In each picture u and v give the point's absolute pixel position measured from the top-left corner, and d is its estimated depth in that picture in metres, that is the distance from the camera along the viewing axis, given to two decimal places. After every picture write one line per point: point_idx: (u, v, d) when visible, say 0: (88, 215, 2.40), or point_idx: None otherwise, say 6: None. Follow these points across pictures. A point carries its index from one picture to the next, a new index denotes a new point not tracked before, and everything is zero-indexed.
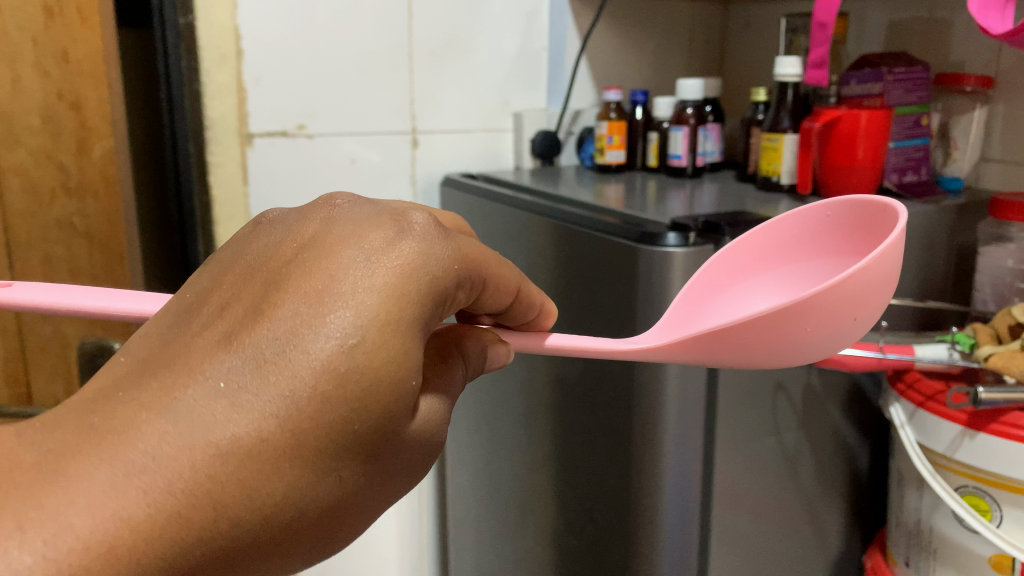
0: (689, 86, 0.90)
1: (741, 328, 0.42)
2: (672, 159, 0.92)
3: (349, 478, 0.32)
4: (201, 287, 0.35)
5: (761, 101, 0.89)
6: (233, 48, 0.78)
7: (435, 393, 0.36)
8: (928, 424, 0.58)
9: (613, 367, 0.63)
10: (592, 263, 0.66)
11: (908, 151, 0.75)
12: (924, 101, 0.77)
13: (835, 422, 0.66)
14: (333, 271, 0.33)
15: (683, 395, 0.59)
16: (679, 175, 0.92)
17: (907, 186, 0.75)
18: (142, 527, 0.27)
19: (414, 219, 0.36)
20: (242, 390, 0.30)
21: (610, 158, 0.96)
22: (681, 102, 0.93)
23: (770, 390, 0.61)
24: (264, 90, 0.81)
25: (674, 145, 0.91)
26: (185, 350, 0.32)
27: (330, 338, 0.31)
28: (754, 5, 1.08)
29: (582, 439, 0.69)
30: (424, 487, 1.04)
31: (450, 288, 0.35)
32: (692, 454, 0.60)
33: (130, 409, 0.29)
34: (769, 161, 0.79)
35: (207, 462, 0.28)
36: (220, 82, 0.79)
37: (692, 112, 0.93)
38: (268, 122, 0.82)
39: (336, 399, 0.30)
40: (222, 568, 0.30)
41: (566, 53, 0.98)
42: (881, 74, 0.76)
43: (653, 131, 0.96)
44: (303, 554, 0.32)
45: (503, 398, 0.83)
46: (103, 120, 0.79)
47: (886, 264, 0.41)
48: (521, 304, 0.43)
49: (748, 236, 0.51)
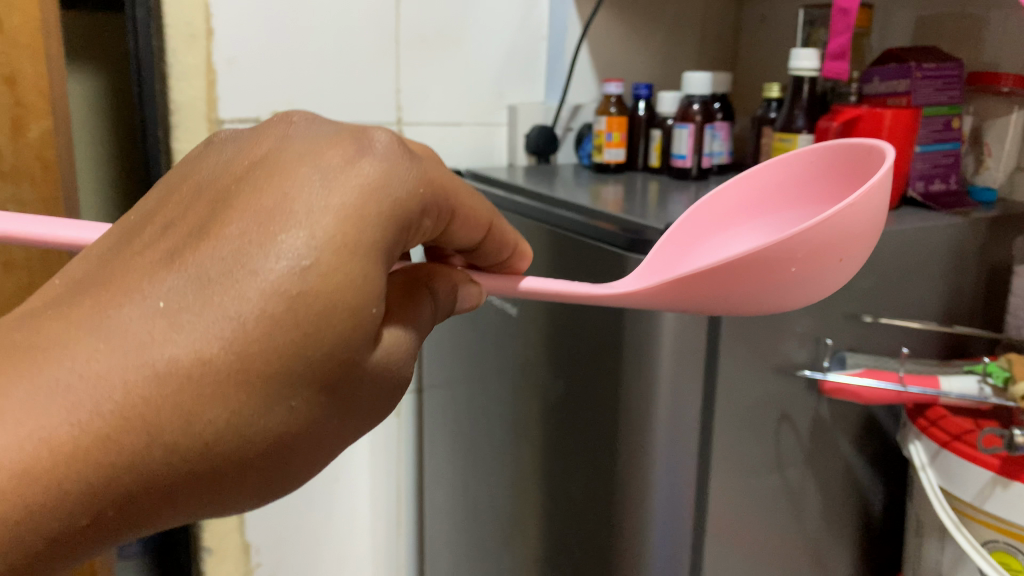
0: (697, 80, 0.84)
1: (722, 269, 0.40)
2: (676, 159, 0.85)
3: (302, 408, 0.29)
4: (146, 209, 0.33)
5: (773, 98, 0.84)
6: (204, 26, 0.74)
7: (401, 325, 0.34)
8: (952, 467, 0.51)
9: (602, 377, 0.58)
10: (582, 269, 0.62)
11: (935, 157, 0.66)
12: (956, 102, 0.67)
13: (846, 455, 0.59)
14: (286, 189, 0.30)
15: (675, 419, 0.53)
16: (684, 176, 0.85)
17: (934, 196, 0.65)
18: (63, 448, 0.25)
19: (375, 138, 0.33)
20: (183, 311, 0.28)
21: (609, 157, 0.91)
22: (687, 97, 0.86)
23: (773, 421, 0.54)
24: (237, 75, 0.77)
25: (679, 144, 0.84)
26: (124, 268, 0.29)
27: (282, 258, 0.29)
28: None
29: (564, 458, 0.65)
30: (401, 505, 1.01)
31: (415, 214, 0.33)
32: (683, 481, 0.54)
33: (59, 327, 0.27)
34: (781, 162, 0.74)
35: (141, 384, 0.26)
36: (189, 63, 0.74)
37: (699, 108, 0.85)
38: (240, 110, 0.78)
39: (286, 323, 0.28)
40: (160, 503, 0.27)
41: (567, 40, 0.94)
42: (909, 69, 0.64)
43: (656, 128, 0.90)
44: (251, 491, 0.29)
45: (495, 414, 0.77)
46: (42, 98, 0.64)
47: (875, 203, 0.38)
48: (492, 241, 0.40)
49: (732, 181, 0.49)
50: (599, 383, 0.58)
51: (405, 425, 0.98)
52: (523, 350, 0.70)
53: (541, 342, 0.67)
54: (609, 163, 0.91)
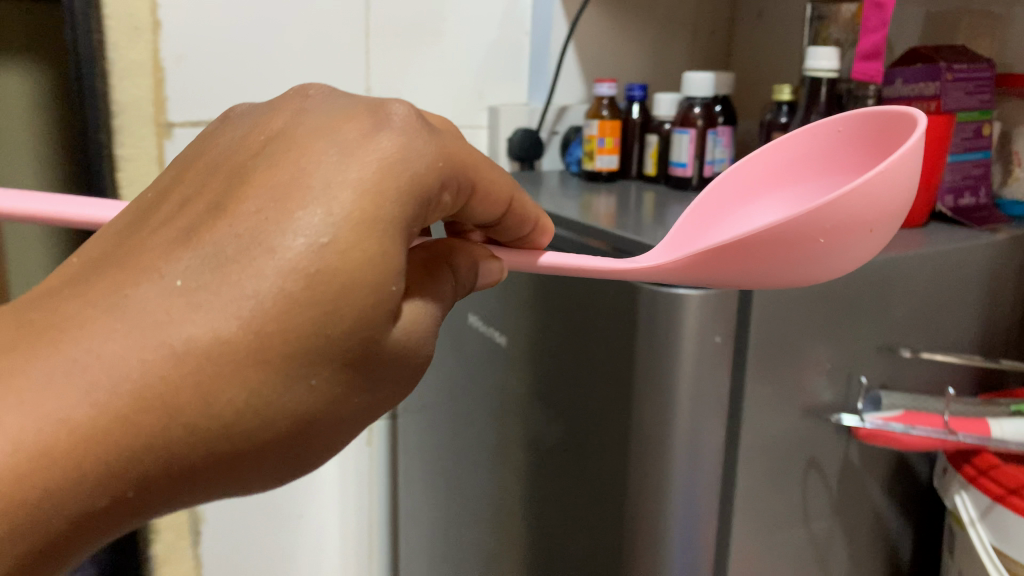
0: (699, 81, 0.76)
1: (745, 242, 0.39)
2: (675, 168, 0.77)
3: (322, 387, 0.29)
4: (162, 185, 0.32)
5: (785, 101, 0.74)
6: (150, 18, 0.67)
7: (420, 298, 0.34)
8: (1010, 527, 0.45)
9: (598, 428, 0.51)
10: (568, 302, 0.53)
11: (965, 168, 0.61)
12: (987, 106, 0.62)
13: (876, 504, 0.53)
14: (303, 164, 0.30)
15: (692, 476, 0.45)
16: (683, 187, 0.77)
17: (965, 211, 0.60)
18: (83, 429, 0.25)
19: (393, 111, 0.33)
20: (199, 291, 0.27)
21: (602, 164, 0.81)
22: (687, 99, 0.78)
23: (801, 470, 0.49)
24: (187, 73, 0.69)
25: (678, 151, 0.76)
26: (140, 246, 0.29)
27: (298, 236, 0.28)
28: None
29: (556, 510, 0.57)
30: (374, 539, 0.97)
31: (434, 189, 0.32)
32: (702, 552, 0.47)
33: (76, 306, 0.27)
34: None
35: (159, 363, 0.26)
36: (133, 59, 0.66)
37: (700, 112, 0.77)
38: (191, 110, 0.70)
39: (305, 301, 0.28)
40: (182, 483, 0.27)
41: (552, 44, 0.86)
42: (939, 70, 0.59)
43: (653, 133, 0.81)
44: (272, 471, 0.29)
45: (477, 455, 0.69)
46: None
47: (907, 171, 0.37)
48: (513, 217, 0.40)
49: (759, 151, 0.47)
50: (595, 434, 0.51)
51: (378, 454, 0.93)
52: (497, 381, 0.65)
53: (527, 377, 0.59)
54: (601, 171, 0.82)
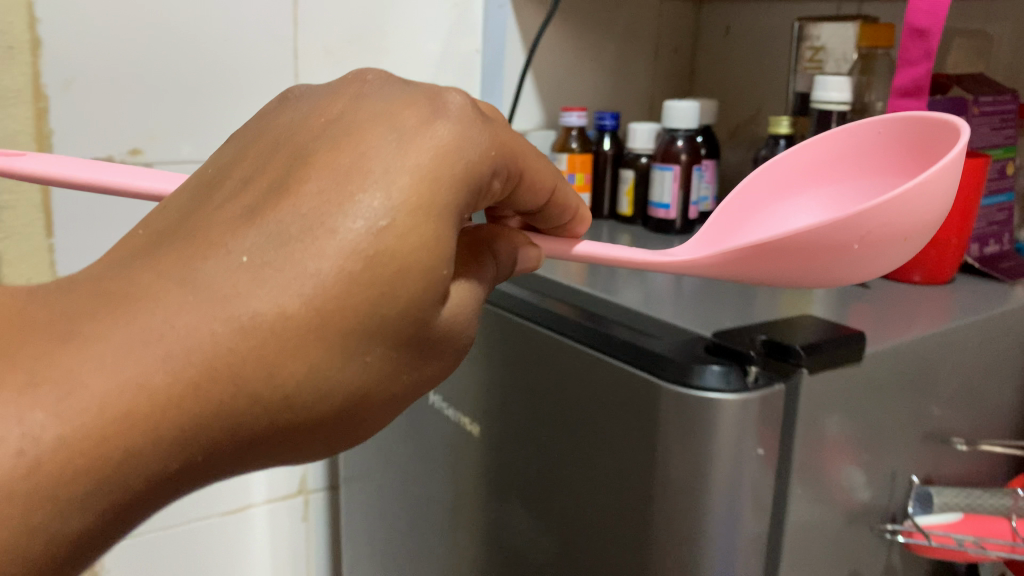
0: (682, 110, 0.75)
1: (780, 244, 0.40)
2: (657, 208, 0.76)
3: (375, 363, 0.30)
4: (223, 163, 0.33)
5: (781, 134, 0.73)
6: (28, 36, 0.59)
7: (466, 279, 0.35)
8: None
9: (596, 534, 0.45)
10: (555, 385, 0.48)
11: (990, 213, 0.63)
12: (1011, 142, 0.63)
13: None
14: (363, 149, 0.31)
15: None
16: (667, 229, 0.76)
17: (990, 259, 0.61)
18: (159, 395, 0.26)
19: (449, 100, 0.33)
20: (266, 267, 0.28)
21: None
22: (670, 133, 0.76)
23: None
24: (78, 100, 0.62)
25: (662, 191, 0.76)
26: (206, 221, 0.30)
27: (359, 219, 0.29)
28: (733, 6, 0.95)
29: None
30: None
31: (486, 176, 0.33)
32: None
33: (149, 276, 0.27)
34: None
35: (228, 335, 0.27)
36: (8, 86, 0.59)
37: (684, 145, 0.76)
38: (87, 147, 0.63)
39: (364, 282, 0.29)
40: (243, 450, 0.28)
41: (508, 61, 0.84)
42: (966, 104, 0.60)
43: (629, 167, 0.80)
44: (322, 444, 0.31)
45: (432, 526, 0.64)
46: None
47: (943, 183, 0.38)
48: (555, 205, 0.40)
49: (794, 149, 0.48)
50: (593, 541, 0.45)
51: (316, 529, 0.85)
52: (458, 458, 0.59)
53: (504, 462, 0.54)
54: None
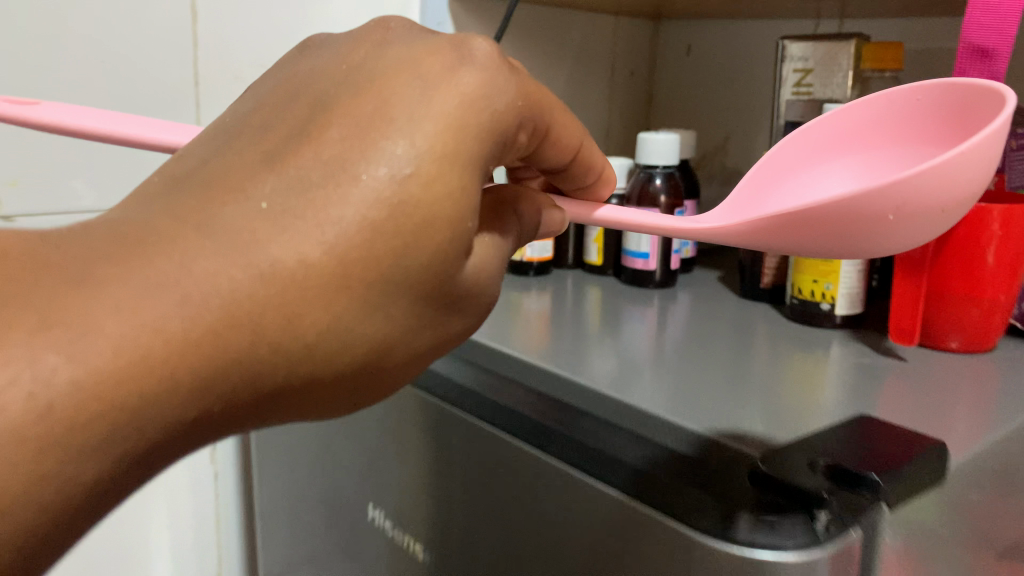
0: (659, 144, 0.70)
1: (811, 211, 0.39)
2: (636, 258, 0.71)
3: (399, 317, 0.29)
4: (244, 111, 0.32)
5: None
6: None
7: (489, 234, 0.34)
8: None
9: None
10: (539, 514, 0.39)
11: None
12: None
13: None
14: (387, 95, 0.30)
15: None
16: (646, 281, 0.71)
17: None
18: (177, 342, 0.24)
19: (475, 48, 0.32)
20: (288, 213, 0.27)
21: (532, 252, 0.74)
22: (647, 169, 0.71)
23: None
24: None
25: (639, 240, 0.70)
26: (225, 168, 0.28)
27: (384, 165, 0.28)
28: (693, 27, 0.94)
29: None
30: None
31: (512, 129, 0.32)
32: None
33: (166, 221, 0.26)
34: (813, 279, 0.59)
35: (248, 282, 0.26)
36: None
37: (663, 183, 0.70)
38: None
39: (388, 231, 0.28)
40: (262, 404, 0.27)
41: None
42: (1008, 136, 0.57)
43: None
44: (339, 402, 0.30)
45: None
46: None
47: (980, 155, 0.36)
48: (580, 164, 0.39)
49: (829, 114, 0.47)
50: None
51: None
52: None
53: None
54: (532, 259, 0.74)
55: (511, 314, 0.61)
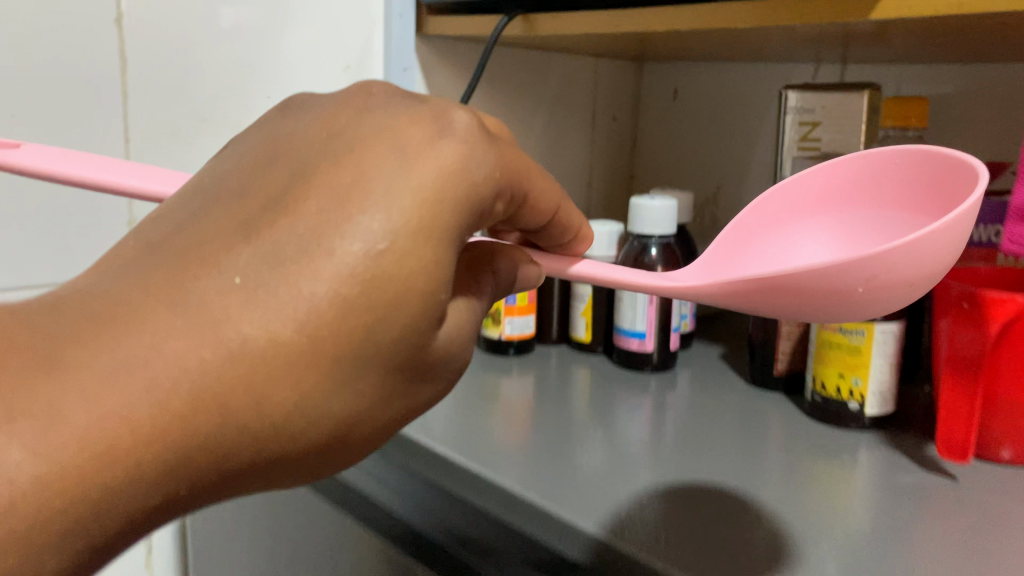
0: (656, 212, 0.68)
1: (786, 278, 0.40)
2: (635, 337, 0.69)
3: (368, 390, 0.29)
4: (224, 172, 0.32)
5: None
6: None
7: (463, 297, 0.34)
8: None
9: None
10: None
11: None
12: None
13: None
14: (365, 167, 0.30)
15: None
16: (646, 361, 0.69)
17: None
18: (143, 429, 0.25)
19: (456, 119, 0.32)
20: (260, 288, 0.27)
21: (511, 330, 0.73)
22: (643, 238, 0.69)
23: None
24: None
25: (636, 319, 0.69)
26: (200, 238, 0.29)
27: (358, 240, 0.28)
28: (679, 70, 0.96)
29: None
30: None
31: (489, 198, 0.32)
32: None
33: (138, 298, 0.26)
34: (831, 378, 0.58)
35: (216, 362, 0.26)
36: None
37: (659, 252, 0.69)
38: None
39: (359, 305, 0.28)
40: (229, 482, 0.28)
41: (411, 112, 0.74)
42: None
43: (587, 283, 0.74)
44: (308, 471, 0.30)
45: None
46: None
47: (952, 233, 0.37)
48: (558, 224, 0.39)
49: (807, 171, 0.48)
50: None
51: None
52: None
53: None
54: (511, 338, 0.73)
55: (490, 402, 0.61)
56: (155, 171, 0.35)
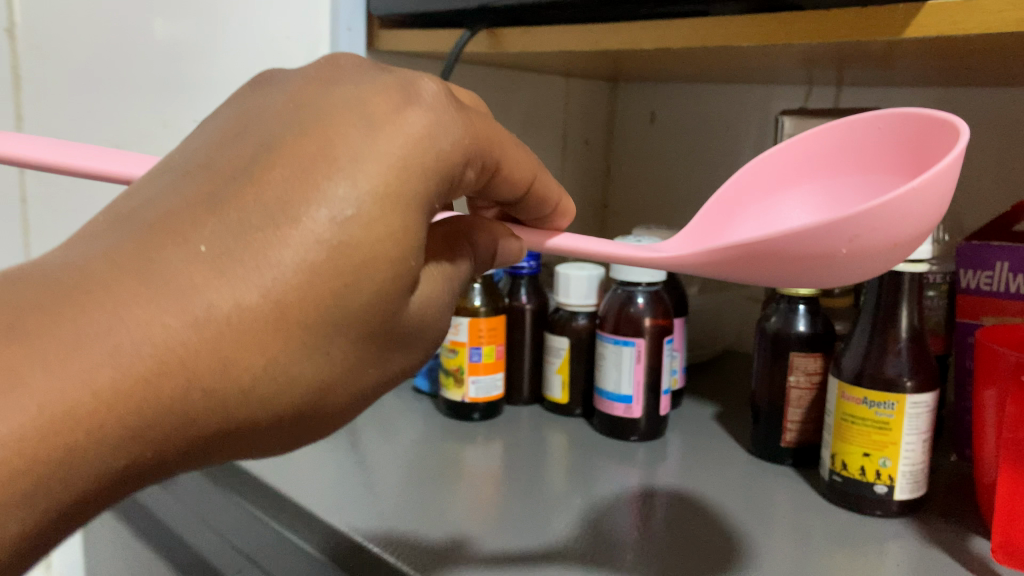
0: None
1: (768, 243, 0.39)
2: (622, 399, 0.64)
3: (338, 355, 0.29)
4: (192, 149, 0.32)
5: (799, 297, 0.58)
6: None
7: (436, 265, 0.34)
8: None
9: None
10: None
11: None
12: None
13: None
14: (331, 135, 0.30)
15: None
16: (634, 426, 0.64)
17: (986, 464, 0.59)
18: (107, 393, 0.25)
19: (423, 88, 0.32)
20: (226, 256, 0.27)
21: (476, 391, 0.67)
22: (628, 290, 0.64)
23: None
24: None
25: (623, 378, 0.63)
26: (166, 210, 0.29)
27: (324, 208, 0.28)
28: (652, 90, 0.97)
29: None
30: None
31: (458, 167, 0.32)
32: None
33: (103, 266, 0.26)
34: (851, 458, 0.51)
35: (181, 329, 0.26)
36: None
37: (645, 303, 0.64)
38: None
39: (326, 271, 0.28)
40: (197, 449, 0.28)
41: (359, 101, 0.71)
42: None
43: (565, 335, 0.69)
44: (279, 439, 0.30)
45: None
46: None
47: (935, 189, 0.36)
48: (534, 196, 0.39)
49: (791, 140, 0.47)
50: None
51: None
52: None
53: None
54: (476, 400, 0.68)
55: (453, 474, 0.57)
56: (121, 154, 0.36)
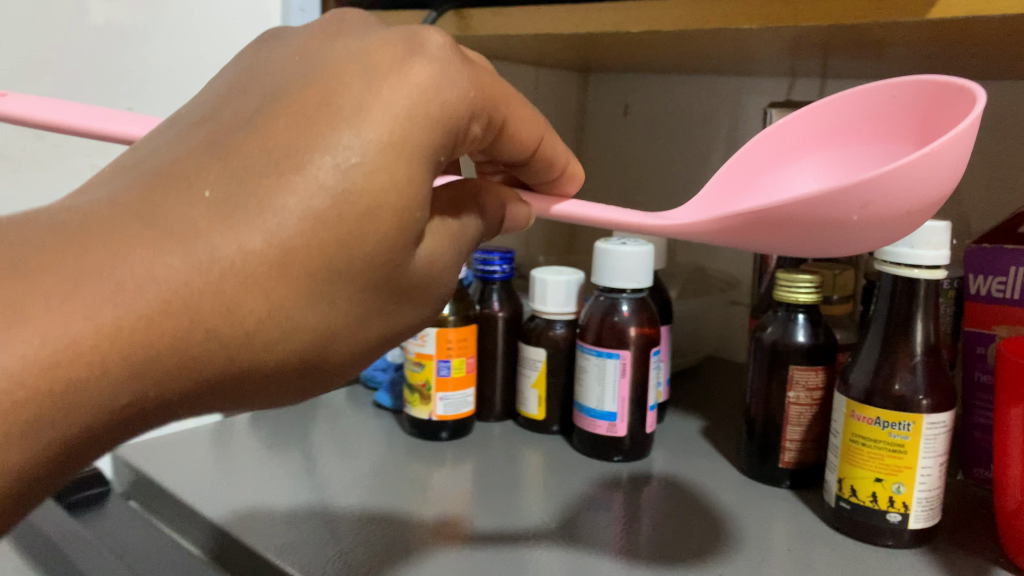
0: (625, 264, 0.59)
1: (777, 210, 0.39)
2: (604, 416, 0.60)
3: (344, 304, 0.29)
4: (202, 101, 0.32)
5: (797, 305, 0.54)
6: None
7: (443, 220, 0.33)
8: None
9: None
10: None
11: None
12: None
13: None
14: (337, 84, 0.30)
15: None
16: (617, 445, 0.60)
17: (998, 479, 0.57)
18: (111, 330, 0.25)
19: (429, 41, 0.31)
20: (231, 200, 0.27)
21: (445, 409, 0.64)
22: (612, 299, 0.60)
23: None
24: None
25: (607, 393, 0.60)
26: (171, 158, 0.28)
27: (330, 155, 0.28)
28: (629, 86, 0.97)
29: None
30: None
31: (464, 120, 0.31)
32: None
33: (108, 209, 0.26)
34: (861, 482, 0.48)
35: (185, 271, 0.26)
36: None
37: (627, 313, 0.60)
38: None
39: (331, 219, 0.27)
40: (202, 392, 0.28)
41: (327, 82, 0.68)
42: None
43: (543, 346, 0.65)
44: (285, 389, 0.30)
45: None
46: None
47: (953, 154, 0.35)
48: (542, 158, 0.39)
49: (805, 108, 0.47)
50: None
51: None
52: None
53: None
54: (445, 418, 0.64)
55: (419, 493, 0.55)
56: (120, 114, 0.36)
